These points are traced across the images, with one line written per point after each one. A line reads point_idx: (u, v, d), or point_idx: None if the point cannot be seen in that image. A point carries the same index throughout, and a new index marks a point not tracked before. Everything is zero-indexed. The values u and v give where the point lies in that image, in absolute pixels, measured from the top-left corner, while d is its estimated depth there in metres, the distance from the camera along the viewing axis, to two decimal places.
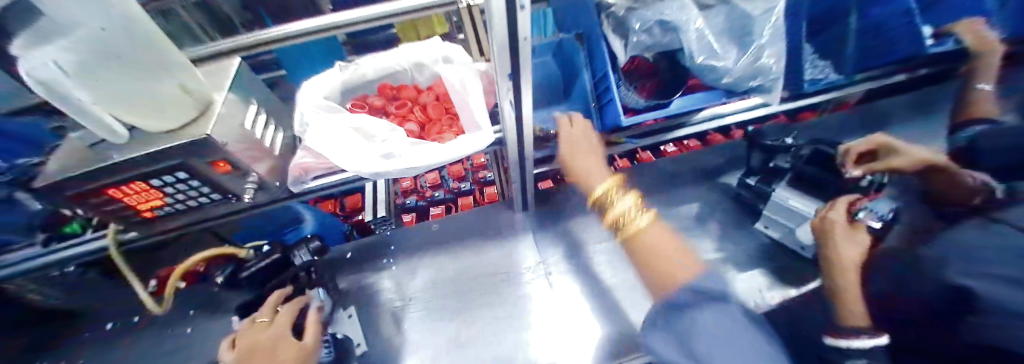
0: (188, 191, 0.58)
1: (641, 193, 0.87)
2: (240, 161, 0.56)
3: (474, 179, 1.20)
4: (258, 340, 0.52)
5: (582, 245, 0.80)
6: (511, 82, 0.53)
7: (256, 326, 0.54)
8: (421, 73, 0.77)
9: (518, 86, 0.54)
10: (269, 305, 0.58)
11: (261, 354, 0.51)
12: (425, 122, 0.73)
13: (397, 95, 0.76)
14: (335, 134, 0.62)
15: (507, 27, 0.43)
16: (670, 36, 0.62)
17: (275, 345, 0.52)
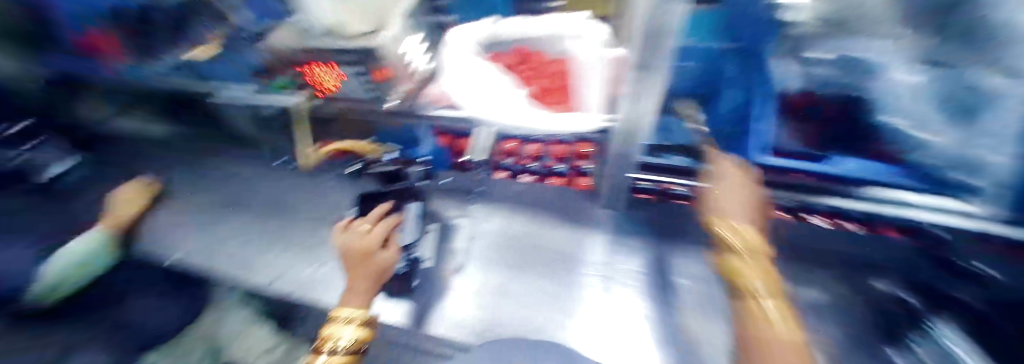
0: (356, 85, 0.74)
1: None
2: (394, 74, 0.69)
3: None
4: (363, 247, 0.69)
5: (650, 270, 0.76)
6: (637, 74, 0.51)
7: (360, 232, 0.71)
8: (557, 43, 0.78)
9: (643, 78, 0.51)
10: (369, 221, 0.73)
11: (360, 260, 0.68)
12: (542, 92, 0.75)
13: (526, 57, 0.80)
14: (466, 76, 0.71)
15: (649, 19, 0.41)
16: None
17: (369, 256, 0.68)
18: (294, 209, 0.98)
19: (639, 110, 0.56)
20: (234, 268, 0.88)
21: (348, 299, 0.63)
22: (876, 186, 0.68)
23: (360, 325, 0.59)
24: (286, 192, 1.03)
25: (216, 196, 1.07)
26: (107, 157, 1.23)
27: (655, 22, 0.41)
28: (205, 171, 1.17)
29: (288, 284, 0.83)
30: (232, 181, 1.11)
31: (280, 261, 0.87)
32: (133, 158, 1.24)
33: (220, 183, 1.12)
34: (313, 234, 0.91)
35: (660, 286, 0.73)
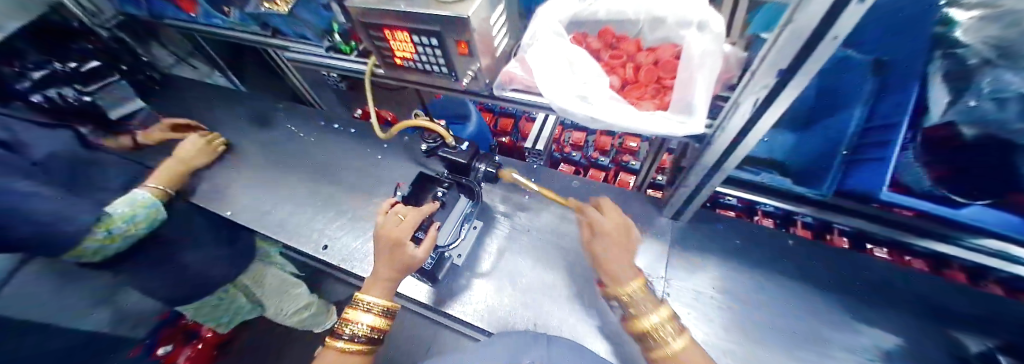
0: (429, 56, 0.69)
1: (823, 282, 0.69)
2: (475, 49, 0.63)
3: (616, 159, 1.16)
4: (393, 235, 0.61)
5: (716, 291, 0.70)
6: (776, 81, 0.42)
7: (396, 218, 0.62)
8: (653, 30, 0.69)
9: (781, 87, 0.43)
10: (412, 209, 0.64)
11: (388, 250, 0.61)
12: (628, 83, 0.68)
13: (612, 43, 0.72)
14: (549, 58, 0.64)
15: (830, 18, 0.33)
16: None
17: (397, 248, 0.61)
18: (344, 175, 0.97)
19: (759, 122, 0.48)
20: (287, 228, 0.89)
21: (373, 283, 0.63)
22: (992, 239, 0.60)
23: (379, 314, 0.62)
24: (338, 156, 1.02)
25: (271, 152, 1.08)
26: (170, 100, 1.27)
27: (834, 23, 0.33)
28: (257, 124, 1.16)
29: (337, 251, 0.83)
30: (284, 139, 1.11)
31: (330, 227, 0.88)
32: (192, 103, 1.26)
33: (273, 139, 1.12)
34: (362, 203, 0.90)
35: (726, 313, 0.68)
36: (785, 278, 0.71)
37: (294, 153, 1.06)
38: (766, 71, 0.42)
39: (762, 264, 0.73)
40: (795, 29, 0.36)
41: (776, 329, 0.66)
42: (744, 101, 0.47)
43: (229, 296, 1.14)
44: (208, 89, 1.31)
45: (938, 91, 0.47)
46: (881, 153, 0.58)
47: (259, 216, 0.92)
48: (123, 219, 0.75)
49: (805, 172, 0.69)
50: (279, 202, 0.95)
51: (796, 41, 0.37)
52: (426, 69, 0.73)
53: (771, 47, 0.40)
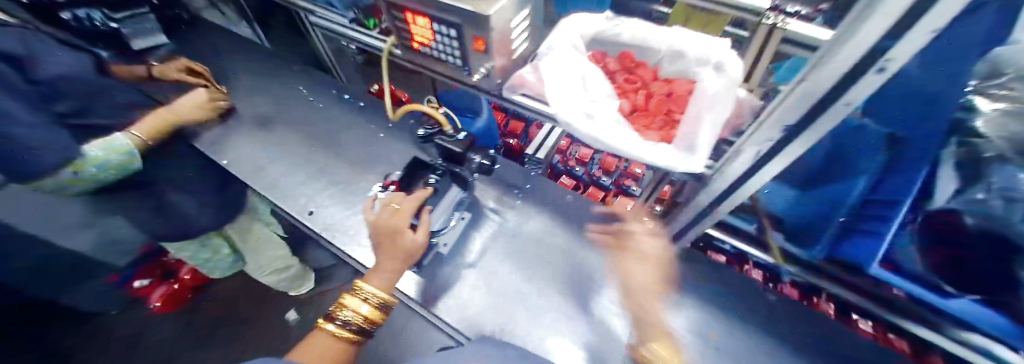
0: (445, 46, 0.68)
1: (807, 342, 0.67)
2: (491, 45, 0.61)
3: (617, 181, 1.14)
4: (391, 223, 0.63)
5: (685, 329, 0.70)
6: (782, 135, 0.42)
7: (392, 211, 0.64)
8: (685, 71, 0.66)
9: (786, 141, 0.41)
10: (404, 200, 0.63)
11: (387, 237, 0.63)
12: (637, 109, 0.67)
13: (636, 72, 0.70)
14: (568, 70, 0.63)
15: (843, 81, 0.34)
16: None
17: (397, 235, 0.63)
18: (343, 144, 0.98)
19: (760, 171, 0.47)
20: (276, 186, 0.89)
21: (376, 275, 0.62)
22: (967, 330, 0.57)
23: (374, 306, 0.60)
24: (341, 129, 1.02)
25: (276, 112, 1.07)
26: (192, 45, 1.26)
27: (856, 77, 0.32)
28: (271, 80, 1.16)
29: (325, 218, 0.83)
30: (296, 103, 1.10)
31: (321, 195, 0.87)
32: (215, 50, 1.26)
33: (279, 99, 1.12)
34: (354, 178, 0.90)
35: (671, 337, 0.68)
36: (767, 329, 0.69)
37: (303, 117, 1.05)
38: (771, 126, 0.42)
39: (746, 313, 0.71)
40: (811, 87, 0.36)
41: (726, 363, 0.66)
42: (746, 148, 0.46)
43: (208, 245, 1.12)
44: (235, 36, 1.32)
45: (947, 176, 0.49)
46: (879, 226, 0.58)
47: (255, 173, 0.92)
48: (95, 162, 0.73)
49: (797, 237, 0.70)
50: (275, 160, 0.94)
51: (810, 98, 0.37)
52: (440, 57, 0.72)
53: (782, 98, 0.39)
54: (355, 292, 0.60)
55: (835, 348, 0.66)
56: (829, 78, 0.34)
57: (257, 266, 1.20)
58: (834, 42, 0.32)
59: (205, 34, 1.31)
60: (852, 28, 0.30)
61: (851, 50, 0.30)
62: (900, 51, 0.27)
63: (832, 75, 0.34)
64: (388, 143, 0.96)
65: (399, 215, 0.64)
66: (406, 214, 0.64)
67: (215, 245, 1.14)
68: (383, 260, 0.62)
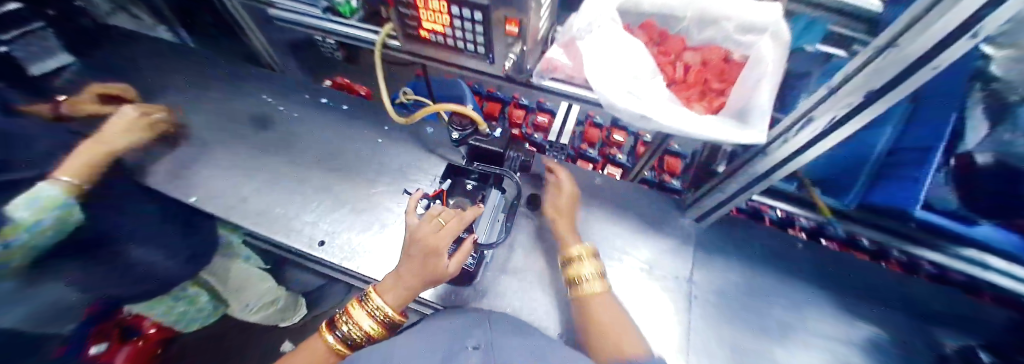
0: (464, 33, 0.59)
1: (843, 282, 0.72)
2: (526, 28, 0.54)
3: (603, 152, 1.28)
4: (431, 241, 0.52)
5: (734, 290, 0.72)
6: (861, 102, 0.41)
7: (434, 224, 0.54)
8: (717, 39, 0.66)
9: (861, 108, 0.41)
10: (454, 215, 0.55)
11: (421, 257, 0.53)
12: (676, 82, 0.65)
13: (665, 45, 0.68)
14: (609, 48, 0.58)
15: (924, 57, 0.33)
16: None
17: (432, 258, 0.53)
18: (337, 156, 0.85)
19: (824, 142, 0.47)
20: (266, 216, 0.76)
21: (393, 287, 0.55)
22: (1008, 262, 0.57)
23: (380, 322, 0.55)
24: (328, 139, 0.88)
25: (241, 130, 0.90)
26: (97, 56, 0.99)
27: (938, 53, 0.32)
28: (221, 92, 0.97)
29: (339, 246, 0.72)
30: (262, 115, 0.93)
31: (326, 219, 0.76)
32: (133, 60, 1.01)
33: (238, 113, 0.93)
34: (361, 194, 0.79)
35: (721, 304, 0.70)
36: (806, 276, 0.73)
37: (276, 132, 0.90)
38: (850, 94, 0.41)
39: (785, 265, 0.75)
40: (898, 56, 0.35)
41: (777, 317, 0.69)
42: (818, 117, 0.45)
43: (183, 296, 0.94)
44: (164, 41, 1.09)
45: (976, 121, 0.47)
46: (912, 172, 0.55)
47: (236, 205, 0.77)
48: (18, 228, 0.54)
49: (828, 187, 0.69)
50: (255, 186, 0.80)
51: (894, 67, 0.36)
52: (456, 46, 0.63)
53: (862, 66, 0.39)
54: (363, 302, 0.56)
55: (869, 282, 0.72)
56: (918, 50, 0.33)
57: (243, 309, 1.04)
58: (924, 15, 0.31)
59: (112, 42, 1.04)
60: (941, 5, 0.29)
61: (941, 26, 0.30)
62: (991, 24, 0.27)
63: (923, 45, 0.32)
64: (390, 149, 0.86)
65: (436, 230, 0.53)
66: (449, 232, 0.53)
67: (192, 295, 0.96)
68: (408, 265, 0.54)
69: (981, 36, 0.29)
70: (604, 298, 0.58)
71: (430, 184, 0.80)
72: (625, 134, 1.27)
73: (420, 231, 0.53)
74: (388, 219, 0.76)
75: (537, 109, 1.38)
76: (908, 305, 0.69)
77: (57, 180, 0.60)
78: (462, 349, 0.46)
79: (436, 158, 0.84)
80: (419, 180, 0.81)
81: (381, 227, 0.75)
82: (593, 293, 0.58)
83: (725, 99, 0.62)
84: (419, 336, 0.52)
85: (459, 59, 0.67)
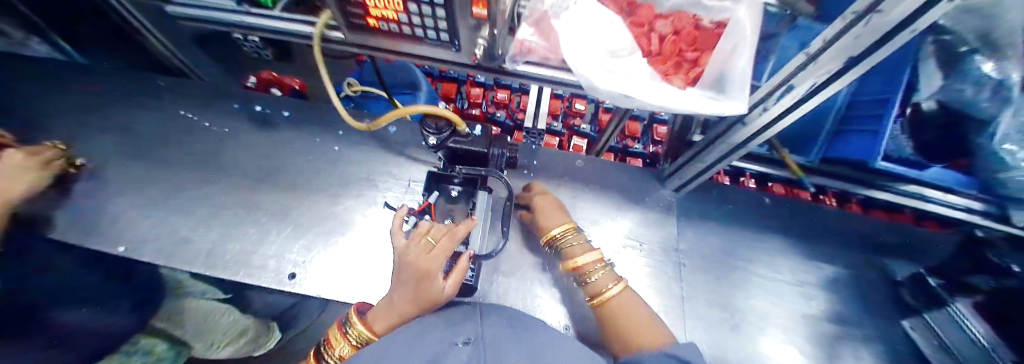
0: (424, 19, 0.52)
1: (805, 226, 0.80)
2: (495, 11, 0.48)
3: (566, 123, 1.28)
4: (423, 264, 0.48)
5: (718, 250, 0.76)
6: (842, 67, 0.41)
7: (425, 244, 0.49)
8: (685, 4, 0.64)
9: (843, 72, 0.42)
10: (445, 233, 0.51)
11: (412, 282, 0.48)
12: (652, 55, 0.63)
13: (636, 14, 0.64)
14: (588, 25, 0.54)
15: (902, 24, 0.33)
16: (996, 59, 0.48)
17: (424, 282, 0.48)
18: (289, 173, 0.74)
19: (807, 104, 0.49)
20: (217, 256, 0.65)
21: (383, 313, 0.49)
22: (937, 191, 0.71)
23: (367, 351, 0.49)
24: (273, 153, 0.77)
25: (160, 157, 0.75)
26: None
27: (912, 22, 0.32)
28: (124, 113, 0.80)
29: (313, 278, 0.64)
30: (184, 135, 0.78)
31: (291, 248, 0.67)
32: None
33: (151, 136, 0.78)
34: (325, 213, 0.70)
35: (709, 268, 0.75)
36: (774, 226, 0.80)
37: (207, 153, 0.76)
38: (832, 60, 0.42)
39: (757, 218, 0.81)
40: (876, 25, 0.35)
41: (756, 268, 0.75)
42: (799, 84, 0.47)
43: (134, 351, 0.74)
44: (38, 59, 0.88)
45: (929, 70, 0.56)
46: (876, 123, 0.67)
47: (176, 248, 0.65)
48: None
49: (796, 143, 0.79)
50: (198, 222, 0.68)
51: (871, 35, 0.36)
52: (415, 35, 0.56)
53: (840, 35, 0.39)
54: (347, 332, 0.50)
55: (821, 222, 0.81)
56: (900, 15, 0.32)
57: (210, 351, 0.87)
58: None
59: None
60: None
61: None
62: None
63: (904, 13, 0.31)
64: (351, 156, 0.76)
65: (427, 252, 0.49)
66: (442, 251, 0.49)
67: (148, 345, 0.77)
68: (398, 290, 0.48)
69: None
70: (624, 298, 0.57)
71: (404, 190, 0.73)
72: (585, 103, 1.27)
73: (409, 254, 0.49)
74: (363, 236, 0.69)
75: (495, 87, 1.32)
76: (854, 237, 0.79)
77: None
78: (450, 345, 0.40)
79: (405, 159, 0.76)
80: (390, 188, 0.74)
81: (355, 245, 0.68)
82: (610, 296, 0.56)
83: (701, 69, 0.61)
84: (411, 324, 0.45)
85: (419, 49, 0.60)
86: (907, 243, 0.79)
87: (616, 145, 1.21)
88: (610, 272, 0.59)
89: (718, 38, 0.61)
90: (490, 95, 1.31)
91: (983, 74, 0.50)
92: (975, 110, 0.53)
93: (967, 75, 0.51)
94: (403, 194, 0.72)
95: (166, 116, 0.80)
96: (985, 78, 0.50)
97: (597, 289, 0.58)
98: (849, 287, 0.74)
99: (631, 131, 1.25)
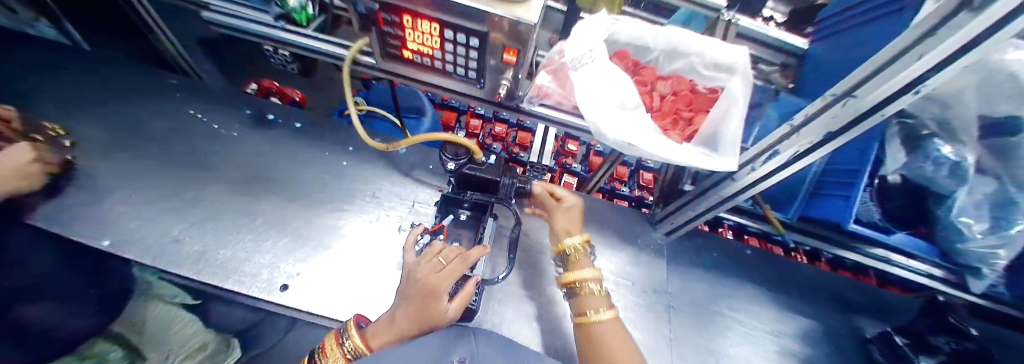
0: (457, 56, 0.57)
1: (784, 278, 0.86)
2: (524, 59, 0.54)
3: (559, 161, 1.35)
4: (430, 281, 0.48)
5: (705, 296, 0.80)
6: (821, 139, 0.49)
7: (435, 262, 0.51)
8: (683, 70, 0.73)
9: (822, 143, 0.50)
10: (456, 255, 0.52)
11: (417, 299, 0.48)
12: (653, 111, 0.70)
13: (641, 74, 0.72)
14: (602, 80, 0.61)
15: (875, 109, 0.41)
16: (951, 144, 0.60)
17: (429, 300, 0.48)
18: (294, 183, 0.74)
19: (790, 164, 0.56)
20: (207, 260, 0.63)
21: (381, 328, 0.48)
22: (903, 256, 0.79)
23: None
24: (278, 162, 0.77)
25: (162, 154, 0.74)
26: None
27: (886, 106, 0.40)
28: (128, 107, 0.79)
29: (305, 292, 0.62)
30: (193, 134, 0.78)
31: (286, 260, 0.65)
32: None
33: (155, 133, 0.77)
34: (327, 226, 0.70)
35: (695, 312, 0.77)
36: (757, 277, 0.85)
37: (211, 155, 0.75)
38: (812, 132, 0.49)
39: (741, 268, 0.85)
40: (855, 105, 0.42)
41: (740, 316, 0.79)
42: (784, 149, 0.54)
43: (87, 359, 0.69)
44: (43, 43, 0.87)
45: (896, 149, 0.65)
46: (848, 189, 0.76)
47: (164, 250, 0.63)
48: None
49: (776, 200, 0.86)
50: (191, 224, 0.66)
51: (850, 113, 0.43)
52: (442, 68, 0.61)
53: (817, 112, 0.47)
54: (341, 342, 0.49)
55: (800, 276, 0.87)
56: (875, 99, 0.40)
57: None
58: (875, 76, 0.39)
59: None
60: (890, 70, 0.37)
61: (891, 85, 0.37)
62: (934, 81, 0.35)
63: (879, 96, 0.39)
64: (358, 172, 0.78)
65: (438, 271, 0.49)
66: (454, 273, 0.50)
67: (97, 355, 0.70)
68: (402, 304, 0.48)
69: (920, 92, 0.37)
70: (612, 325, 0.57)
71: (409, 211, 0.74)
72: (578, 144, 1.35)
73: (421, 271, 0.50)
74: (362, 252, 0.68)
75: (492, 119, 1.38)
76: (826, 293, 0.85)
77: None
78: None
79: (412, 181, 0.78)
80: (394, 207, 0.75)
81: (353, 263, 0.67)
82: (598, 319, 0.57)
83: (696, 128, 0.68)
84: (414, 348, 0.43)
85: (445, 82, 0.65)
86: (875, 303, 0.85)
87: (605, 186, 1.27)
88: (601, 295, 0.60)
89: (711, 103, 0.70)
90: (488, 126, 1.36)
91: (943, 155, 0.60)
92: (935, 186, 0.63)
93: (931, 155, 0.61)
94: (407, 216, 0.73)
95: (176, 115, 0.80)
96: (946, 158, 0.60)
97: (584, 307, 0.59)
98: (823, 341, 0.78)
99: (619, 175, 1.32)
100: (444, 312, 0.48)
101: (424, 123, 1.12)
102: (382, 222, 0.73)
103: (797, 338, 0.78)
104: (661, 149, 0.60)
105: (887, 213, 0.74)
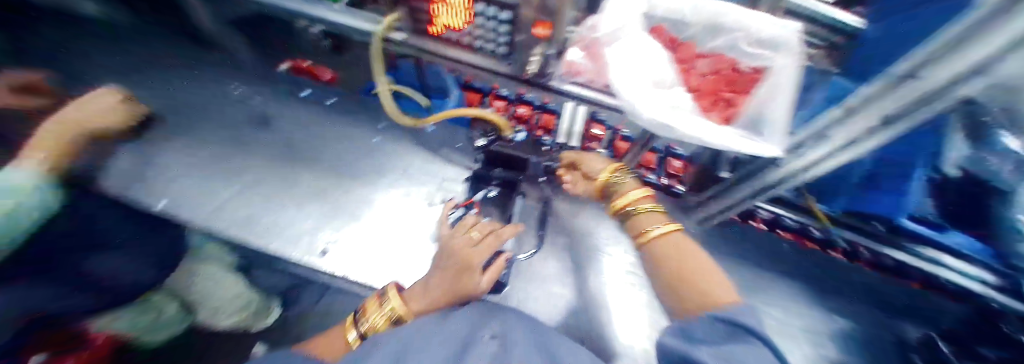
0: (487, 30, 0.56)
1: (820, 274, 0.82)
2: (557, 34, 0.52)
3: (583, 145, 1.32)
4: (465, 253, 0.50)
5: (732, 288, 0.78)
6: (874, 126, 0.45)
7: (469, 235, 0.53)
8: (724, 46, 0.68)
9: (877, 129, 0.45)
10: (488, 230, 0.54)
11: (452, 269, 0.49)
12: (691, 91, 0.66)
13: (678, 53, 0.69)
14: (637, 58, 0.58)
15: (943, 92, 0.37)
16: None
17: (464, 271, 0.49)
18: (328, 158, 0.77)
19: (840, 154, 0.53)
20: (252, 226, 0.67)
21: (411, 293, 0.49)
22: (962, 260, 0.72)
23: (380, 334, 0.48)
24: (312, 138, 0.80)
25: (208, 127, 0.78)
26: None
27: (951, 89, 0.35)
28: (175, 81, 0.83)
29: (348, 257, 0.66)
30: (235, 109, 0.82)
31: (321, 229, 0.69)
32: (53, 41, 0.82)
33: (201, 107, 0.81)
34: (359, 200, 0.73)
35: None
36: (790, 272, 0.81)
37: (251, 128, 0.79)
38: (866, 118, 0.45)
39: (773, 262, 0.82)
40: (915, 88, 0.38)
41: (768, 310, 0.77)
42: (835, 136, 0.50)
43: None
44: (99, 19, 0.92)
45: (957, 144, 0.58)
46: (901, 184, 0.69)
47: None
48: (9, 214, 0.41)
49: (820, 191, 0.80)
50: (238, 193, 0.71)
51: (909, 97, 0.39)
52: (472, 44, 0.60)
53: (871, 95, 0.43)
54: (383, 303, 0.49)
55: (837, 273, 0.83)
56: (936, 82, 0.36)
57: None
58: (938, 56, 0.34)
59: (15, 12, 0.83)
60: (957, 49, 0.33)
61: (955, 67, 0.33)
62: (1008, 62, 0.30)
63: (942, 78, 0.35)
64: (388, 149, 0.80)
65: (471, 245, 0.51)
66: (488, 246, 0.52)
67: None
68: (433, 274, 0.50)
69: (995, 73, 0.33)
70: (674, 238, 0.49)
71: (436, 188, 0.76)
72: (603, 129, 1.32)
73: (455, 242, 0.52)
74: (392, 225, 0.71)
75: None
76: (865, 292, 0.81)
77: (19, 159, 0.47)
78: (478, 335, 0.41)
79: (439, 159, 0.79)
80: (423, 183, 0.76)
81: (385, 235, 0.69)
82: (656, 233, 0.50)
83: (737, 109, 0.64)
84: (439, 320, 0.44)
85: (475, 58, 0.64)
86: (920, 306, 0.80)
87: None
88: (658, 213, 0.54)
89: (754, 81, 0.65)
90: None
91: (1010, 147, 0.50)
92: (998, 181, 0.56)
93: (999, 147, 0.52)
94: (436, 192, 0.75)
95: (219, 89, 0.84)
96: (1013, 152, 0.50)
97: (641, 226, 0.52)
98: (858, 342, 0.75)
99: None
100: (478, 282, 0.49)
101: (451, 103, 1.13)
102: (411, 197, 0.75)
103: (829, 337, 0.75)
104: (701, 131, 0.57)
105: (947, 212, 0.69)
